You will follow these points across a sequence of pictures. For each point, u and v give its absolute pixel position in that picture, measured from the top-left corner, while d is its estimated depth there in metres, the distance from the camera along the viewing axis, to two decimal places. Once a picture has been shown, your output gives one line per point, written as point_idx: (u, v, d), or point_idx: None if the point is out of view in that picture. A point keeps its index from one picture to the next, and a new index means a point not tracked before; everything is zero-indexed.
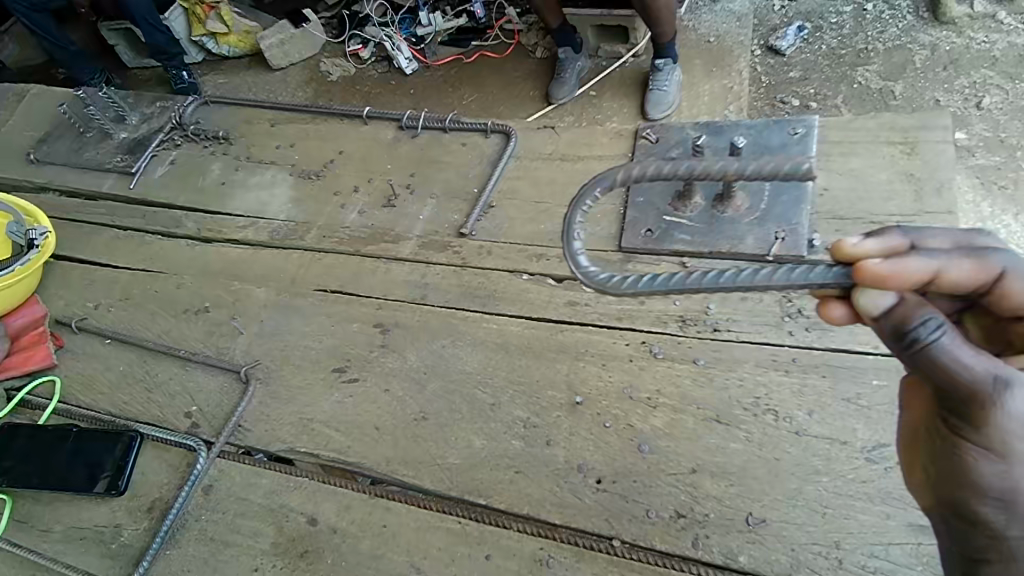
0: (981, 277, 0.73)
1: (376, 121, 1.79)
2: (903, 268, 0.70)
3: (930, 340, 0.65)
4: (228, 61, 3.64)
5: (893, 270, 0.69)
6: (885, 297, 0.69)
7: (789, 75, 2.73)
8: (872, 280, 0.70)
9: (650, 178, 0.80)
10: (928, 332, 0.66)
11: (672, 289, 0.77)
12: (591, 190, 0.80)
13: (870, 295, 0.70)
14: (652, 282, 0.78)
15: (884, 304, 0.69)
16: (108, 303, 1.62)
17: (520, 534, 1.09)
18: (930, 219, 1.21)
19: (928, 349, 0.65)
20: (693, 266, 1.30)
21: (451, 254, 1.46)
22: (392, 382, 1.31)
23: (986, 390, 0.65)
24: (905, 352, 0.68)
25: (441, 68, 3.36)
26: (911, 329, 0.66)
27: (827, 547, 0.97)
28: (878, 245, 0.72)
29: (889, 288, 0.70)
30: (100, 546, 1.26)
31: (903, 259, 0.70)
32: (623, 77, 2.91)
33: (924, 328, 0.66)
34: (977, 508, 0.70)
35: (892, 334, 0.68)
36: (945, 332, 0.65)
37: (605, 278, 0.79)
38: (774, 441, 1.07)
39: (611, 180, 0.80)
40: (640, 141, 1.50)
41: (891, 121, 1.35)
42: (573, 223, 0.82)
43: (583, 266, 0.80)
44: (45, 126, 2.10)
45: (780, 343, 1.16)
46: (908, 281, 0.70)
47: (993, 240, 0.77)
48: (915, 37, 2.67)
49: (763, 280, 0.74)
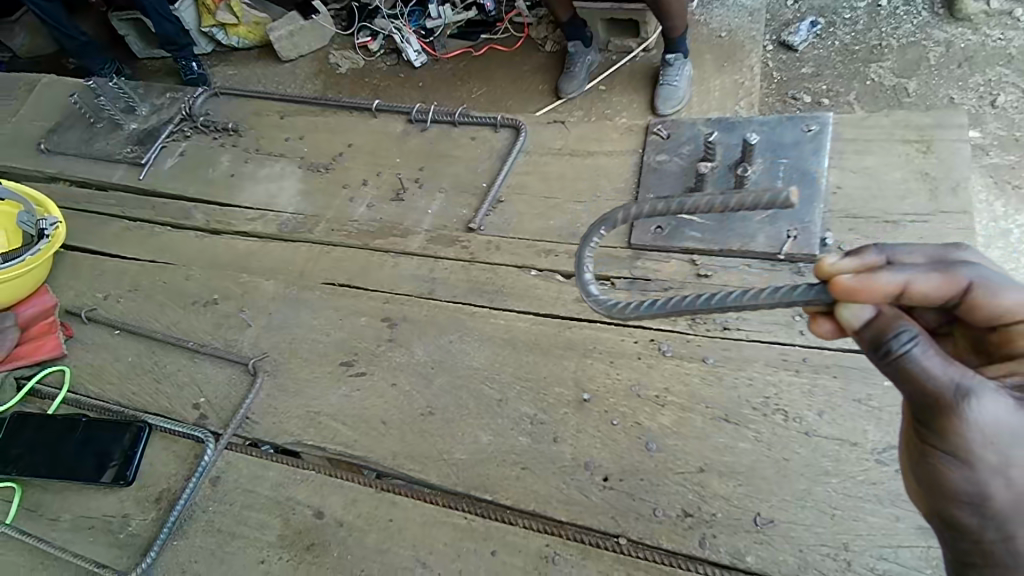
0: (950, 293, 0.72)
1: (385, 114, 1.78)
2: (875, 281, 0.69)
3: (901, 351, 0.66)
4: (238, 52, 3.64)
5: (866, 283, 0.69)
6: (863, 310, 0.70)
7: (801, 70, 2.71)
8: (848, 294, 0.69)
9: (647, 215, 0.84)
10: (900, 344, 0.66)
11: (670, 312, 0.82)
12: (597, 228, 0.87)
13: (849, 309, 0.70)
14: (654, 307, 0.83)
15: (863, 317, 0.70)
16: (116, 294, 1.63)
17: (526, 531, 1.09)
18: (944, 218, 1.20)
19: (899, 360, 0.66)
20: (699, 292, 1.25)
21: (459, 249, 1.45)
22: (399, 376, 1.31)
23: (952, 400, 0.65)
24: (881, 363, 0.68)
25: (450, 60, 3.35)
26: (885, 341, 0.67)
27: (835, 548, 0.97)
28: (854, 263, 0.72)
29: (866, 302, 0.70)
30: (107, 536, 1.27)
31: (875, 272, 0.70)
32: (633, 71, 2.89)
33: (896, 339, 0.66)
34: (954, 514, 0.70)
35: (869, 345, 0.69)
36: (918, 345, 0.66)
37: (614, 304, 0.86)
38: (782, 441, 1.06)
39: (612, 219, 0.85)
40: (652, 136, 1.49)
41: (906, 119, 1.33)
42: (585, 257, 0.90)
43: (594, 294, 0.88)
44: (56, 116, 2.10)
45: (790, 342, 1.15)
46: (883, 294, 0.69)
47: (971, 253, 0.76)
48: (930, 34, 2.64)
49: (750, 300, 0.77)
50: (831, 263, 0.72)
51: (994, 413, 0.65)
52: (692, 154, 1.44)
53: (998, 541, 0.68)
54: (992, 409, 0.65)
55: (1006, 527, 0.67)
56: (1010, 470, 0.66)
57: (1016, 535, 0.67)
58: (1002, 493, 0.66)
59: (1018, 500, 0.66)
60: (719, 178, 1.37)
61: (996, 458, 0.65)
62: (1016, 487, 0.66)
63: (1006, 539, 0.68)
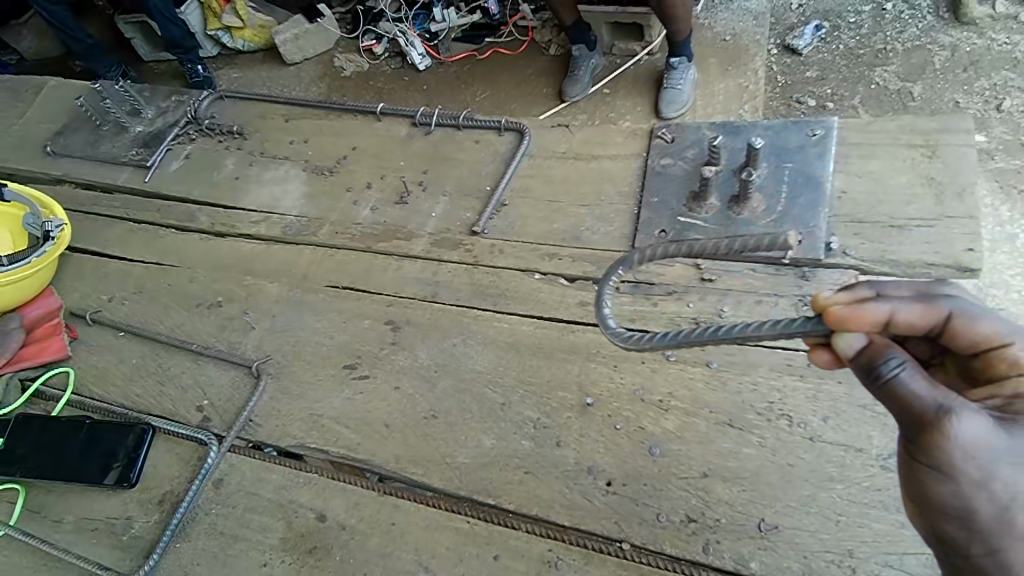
0: (938, 325, 0.73)
1: (390, 117, 1.78)
2: (865, 311, 0.72)
3: (889, 375, 0.68)
4: (243, 55, 3.65)
5: (856, 313, 0.72)
6: (855, 339, 0.72)
7: (806, 74, 2.71)
8: (841, 324, 0.72)
9: (662, 258, 0.87)
10: (889, 367, 0.68)
11: (682, 343, 0.83)
12: (614, 268, 0.89)
13: (843, 338, 0.73)
14: (668, 338, 0.84)
15: (856, 346, 0.72)
16: (121, 296, 1.63)
17: (529, 535, 1.08)
18: (949, 224, 1.20)
19: (888, 383, 0.68)
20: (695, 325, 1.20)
21: (463, 252, 1.45)
22: (402, 379, 1.31)
23: (938, 418, 0.66)
24: (874, 387, 0.70)
25: (454, 64, 3.35)
26: (876, 365, 0.69)
27: (840, 555, 0.96)
28: (848, 294, 0.74)
29: (858, 332, 0.72)
30: (111, 538, 1.27)
31: (865, 302, 0.72)
32: (637, 75, 2.89)
33: (886, 364, 0.68)
34: (943, 528, 0.70)
35: (862, 372, 0.71)
36: (908, 371, 0.67)
37: (631, 336, 0.86)
38: (787, 446, 1.06)
39: (629, 260, 0.88)
40: (656, 140, 1.49)
41: (912, 123, 1.33)
42: (604, 294, 0.90)
43: (612, 327, 0.88)
44: (62, 118, 2.11)
45: (796, 348, 1.15)
46: (873, 324, 0.72)
47: (953, 288, 0.77)
48: (935, 38, 2.64)
49: (753, 332, 0.78)
50: (825, 295, 0.75)
51: (977, 432, 0.65)
52: (696, 158, 1.45)
53: (985, 555, 0.67)
54: (975, 429, 0.65)
55: (993, 541, 0.67)
56: (994, 482, 0.65)
57: (1003, 549, 0.66)
58: (986, 506, 0.66)
59: (1003, 513, 0.65)
60: (724, 182, 1.38)
61: (980, 473, 0.65)
62: (1000, 501, 0.65)
63: (993, 553, 0.67)
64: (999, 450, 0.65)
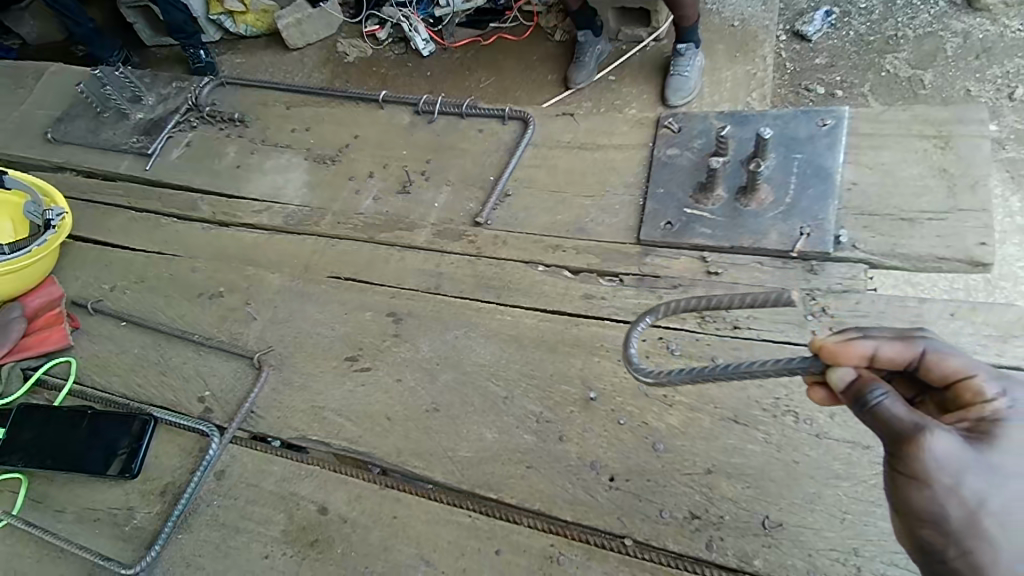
0: (915, 363, 0.77)
1: (392, 105, 1.76)
2: (852, 346, 0.77)
3: (874, 400, 0.71)
4: (245, 39, 3.61)
5: (845, 347, 0.77)
6: (845, 372, 0.76)
7: (815, 61, 2.67)
8: (832, 358, 0.77)
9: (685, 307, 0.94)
10: (874, 395, 0.71)
11: (699, 376, 0.88)
12: (643, 317, 0.97)
13: (835, 372, 0.77)
14: (687, 372, 0.89)
15: (846, 379, 0.76)
16: (122, 285, 1.62)
17: (531, 530, 1.08)
18: (962, 217, 1.17)
19: (872, 407, 0.71)
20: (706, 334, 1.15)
21: (466, 243, 1.44)
22: (404, 372, 1.30)
23: (914, 430, 0.68)
24: (863, 416, 0.73)
25: (458, 50, 3.32)
26: (863, 394, 0.72)
27: (845, 553, 0.95)
28: (838, 333, 0.80)
29: (848, 367, 0.77)
30: (112, 529, 1.27)
31: (853, 338, 0.77)
32: (644, 61, 2.87)
33: (872, 392, 0.72)
34: (920, 535, 0.69)
35: (852, 402, 0.74)
36: (893, 398, 0.70)
37: (653, 371, 0.92)
38: (792, 443, 1.05)
39: (656, 312, 0.96)
40: (662, 130, 1.46)
41: (924, 114, 1.30)
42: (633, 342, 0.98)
43: (635, 363, 0.94)
44: (63, 105, 2.10)
45: (802, 343, 1.13)
46: (859, 360, 0.77)
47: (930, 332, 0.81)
48: (948, 24, 2.59)
49: (761, 367, 0.83)
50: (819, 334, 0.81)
51: (951, 447, 0.67)
52: (704, 149, 1.42)
53: (958, 558, 0.67)
54: (949, 442, 0.67)
55: (964, 544, 0.66)
56: (962, 487, 0.66)
57: (973, 551, 0.66)
58: (957, 510, 0.66)
59: (974, 517, 0.66)
60: (731, 173, 1.35)
61: (951, 478, 0.66)
62: (970, 505, 0.66)
63: (965, 556, 0.66)
64: (970, 461, 0.66)
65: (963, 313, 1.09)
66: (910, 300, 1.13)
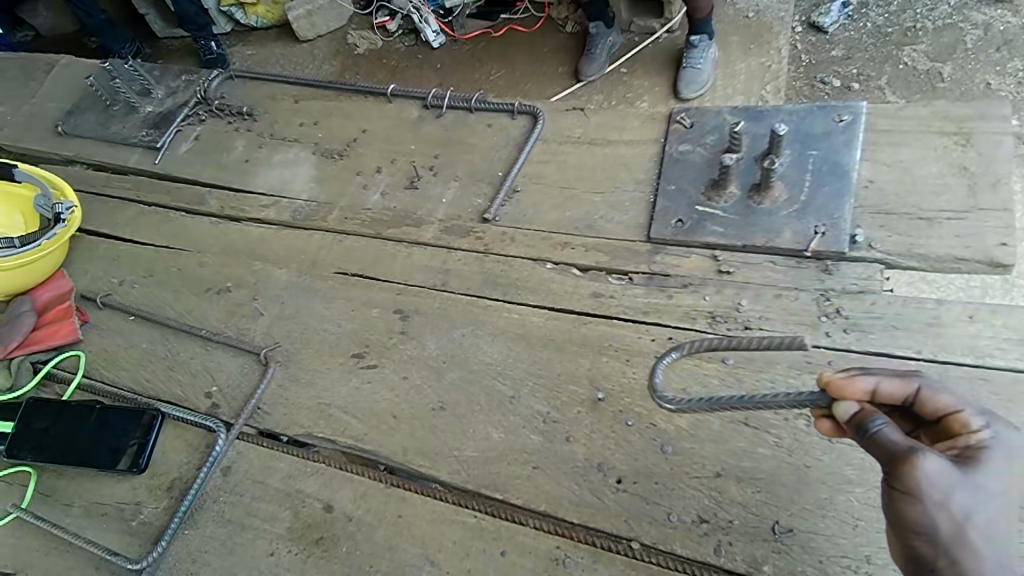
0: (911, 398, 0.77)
1: (401, 99, 1.74)
2: (857, 380, 0.78)
3: (874, 428, 0.72)
4: (256, 31, 3.60)
5: (849, 381, 0.78)
6: (849, 405, 0.77)
7: (831, 54, 2.62)
8: (837, 391, 0.79)
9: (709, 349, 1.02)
10: (876, 425, 0.73)
11: (708, 405, 0.92)
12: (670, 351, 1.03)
13: (840, 405, 0.78)
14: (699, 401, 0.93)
15: (850, 411, 0.77)
16: (131, 280, 1.62)
17: (537, 532, 1.07)
18: (983, 217, 1.14)
19: (872, 434, 0.72)
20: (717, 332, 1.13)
21: (473, 240, 1.42)
22: (410, 369, 1.29)
23: (908, 451, 0.69)
24: (863, 444, 0.74)
25: (469, 42, 3.29)
26: (864, 424, 0.74)
27: (857, 560, 0.93)
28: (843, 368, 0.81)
29: (852, 400, 0.78)
30: (120, 523, 1.27)
31: (858, 374, 0.79)
32: (656, 53, 2.84)
33: (872, 421, 0.73)
34: (912, 547, 0.69)
35: (855, 432, 0.75)
36: (890, 427, 0.72)
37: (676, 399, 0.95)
38: (804, 447, 1.03)
39: (683, 348, 1.03)
40: (674, 125, 1.44)
41: (945, 110, 1.27)
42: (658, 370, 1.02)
43: (660, 394, 0.97)
44: (72, 98, 2.09)
45: (815, 344, 1.11)
46: (863, 395, 0.78)
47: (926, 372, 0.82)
48: (968, 15, 2.54)
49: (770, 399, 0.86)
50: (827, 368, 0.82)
51: (943, 468, 0.68)
52: (716, 145, 1.39)
53: (947, 567, 0.67)
54: (941, 462, 0.68)
55: (952, 554, 0.67)
56: (951, 502, 0.67)
57: (960, 560, 0.67)
58: (946, 523, 0.67)
59: (960, 529, 0.67)
60: (745, 169, 1.32)
61: (941, 494, 0.67)
62: (958, 519, 0.67)
63: (953, 565, 0.67)
64: (959, 480, 0.67)
65: (982, 316, 1.07)
66: (927, 301, 1.10)
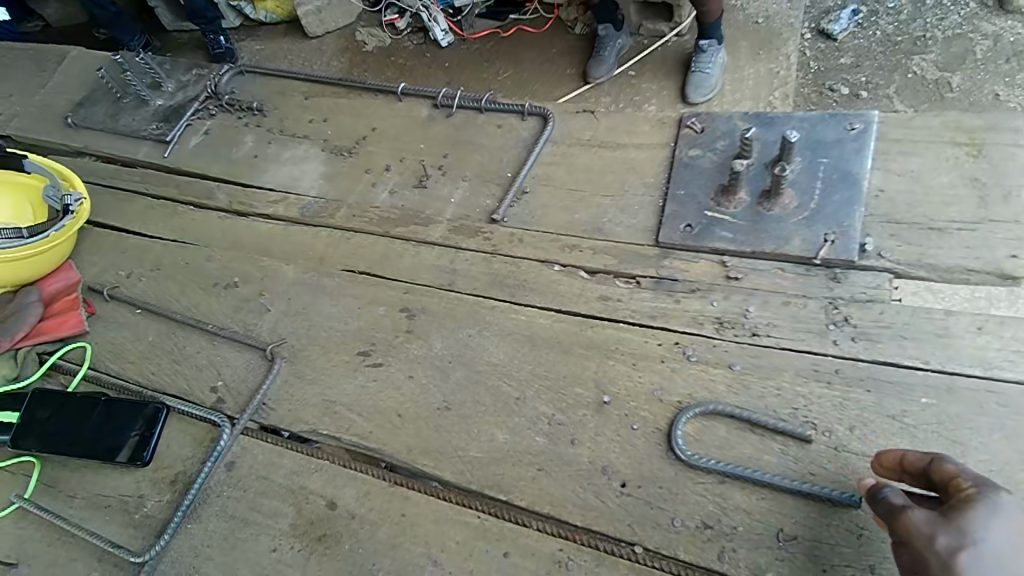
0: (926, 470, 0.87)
1: (411, 98, 1.75)
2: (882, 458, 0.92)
3: (882, 494, 0.87)
4: (265, 26, 3.60)
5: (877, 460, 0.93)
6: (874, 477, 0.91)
7: (840, 61, 2.62)
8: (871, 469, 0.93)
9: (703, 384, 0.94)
10: (884, 490, 0.87)
11: None
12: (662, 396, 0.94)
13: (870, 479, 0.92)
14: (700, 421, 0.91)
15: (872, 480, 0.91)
16: (139, 273, 1.63)
17: (540, 534, 1.07)
18: (993, 228, 1.15)
19: (879, 499, 0.87)
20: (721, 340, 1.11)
21: (481, 240, 1.42)
22: (416, 368, 1.29)
23: (899, 509, 0.83)
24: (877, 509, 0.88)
25: (477, 42, 3.29)
26: (875, 490, 0.88)
27: (861, 570, 0.93)
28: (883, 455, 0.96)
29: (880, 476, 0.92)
30: (124, 516, 1.27)
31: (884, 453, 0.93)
32: (665, 56, 2.84)
33: (881, 489, 0.88)
34: None
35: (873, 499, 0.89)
36: (897, 493, 0.86)
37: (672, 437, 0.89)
38: (810, 456, 1.03)
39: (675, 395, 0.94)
40: (684, 130, 1.44)
41: (957, 120, 1.27)
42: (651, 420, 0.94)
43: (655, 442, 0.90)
44: (83, 90, 2.09)
45: (823, 353, 1.11)
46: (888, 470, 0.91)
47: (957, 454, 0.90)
48: (978, 26, 2.54)
49: None
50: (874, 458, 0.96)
51: (926, 518, 0.80)
52: (727, 151, 1.39)
53: None
54: (924, 514, 0.80)
55: None
56: (935, 543, 0.77)
57: None
58: (934, 562, 0.76)
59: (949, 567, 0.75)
60: (755, 175, 1.32)
61: (926, 538, 0.78)
62: (944, 558, 0.76)
63: None
64: (941, 526, 0.78)
65: (990, 327, 1.07)
66: (936, 312, 1.10)
